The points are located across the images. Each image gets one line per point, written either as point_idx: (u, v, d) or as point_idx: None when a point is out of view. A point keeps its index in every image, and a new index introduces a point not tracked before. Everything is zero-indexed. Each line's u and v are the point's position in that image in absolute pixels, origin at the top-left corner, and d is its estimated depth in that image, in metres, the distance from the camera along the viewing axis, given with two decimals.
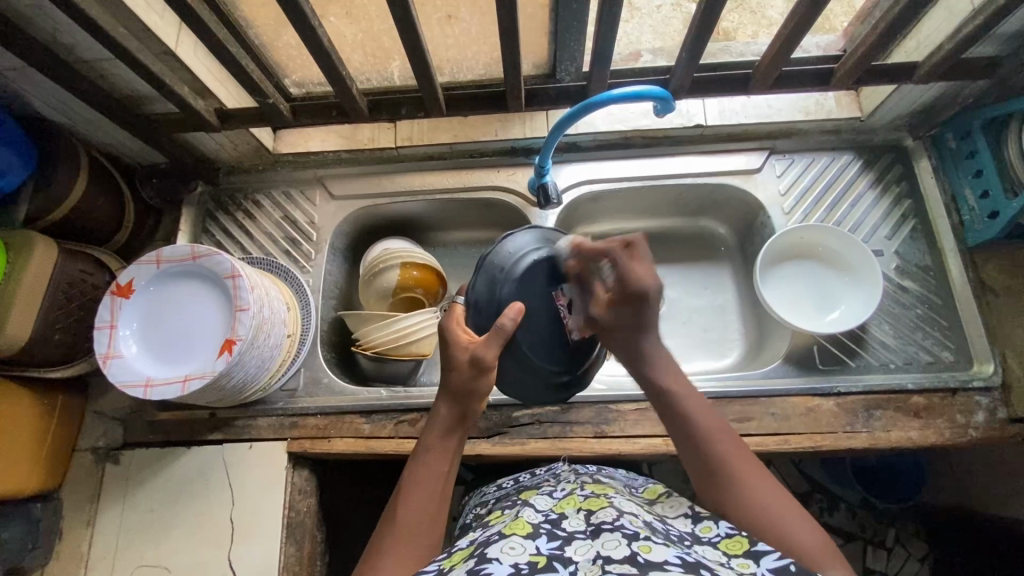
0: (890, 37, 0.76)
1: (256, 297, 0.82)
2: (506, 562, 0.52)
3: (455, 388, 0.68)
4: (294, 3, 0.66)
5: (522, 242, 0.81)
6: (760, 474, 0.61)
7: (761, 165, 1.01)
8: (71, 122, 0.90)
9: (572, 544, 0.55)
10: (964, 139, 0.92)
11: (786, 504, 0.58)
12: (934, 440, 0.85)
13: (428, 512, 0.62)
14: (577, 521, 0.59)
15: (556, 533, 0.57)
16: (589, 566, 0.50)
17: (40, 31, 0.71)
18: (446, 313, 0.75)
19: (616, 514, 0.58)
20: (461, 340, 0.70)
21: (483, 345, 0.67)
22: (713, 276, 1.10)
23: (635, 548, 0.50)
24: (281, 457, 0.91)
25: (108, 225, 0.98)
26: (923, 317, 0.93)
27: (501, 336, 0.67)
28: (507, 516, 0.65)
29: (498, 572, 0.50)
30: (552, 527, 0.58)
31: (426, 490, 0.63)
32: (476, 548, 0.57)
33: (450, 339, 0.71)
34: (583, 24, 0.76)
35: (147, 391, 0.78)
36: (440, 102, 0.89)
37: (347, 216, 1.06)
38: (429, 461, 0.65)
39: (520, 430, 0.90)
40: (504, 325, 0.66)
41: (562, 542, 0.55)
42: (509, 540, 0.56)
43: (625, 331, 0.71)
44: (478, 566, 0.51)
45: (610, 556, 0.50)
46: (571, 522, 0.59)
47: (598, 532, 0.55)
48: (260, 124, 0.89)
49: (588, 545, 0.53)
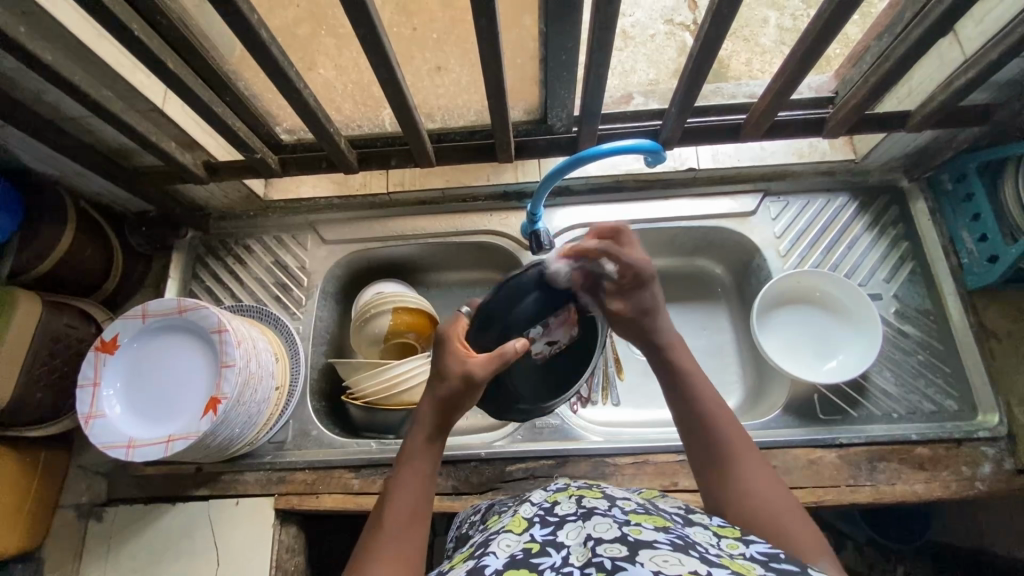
0: (882, 89, 0.75)
1: (242, 351, 0.80)
2: (501, 556, 0.48)
3: (446, 398, 0.65)
4: (278, 68, 0.66)
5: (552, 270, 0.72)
6: (767, 471, 0.60)
7: (755, 208, 1.00)
8: (59, 175, 0.89)
9: (563, 528, 0.51)
10: (960, 182, 0.91)
11: (791, 505, 0.57)
12: (940, 493, 0.83)
13: (410, 519, 0.58)
14: (568, 505, 0.55)
15: (548, 519, 0.53)
16: (581, 549, 0.47)
17: (26, 94, 0.71)
18: (448, 320, 0.71)
19: (610, 503, 0.55)
20: (459, 354, 0.67)
21: (482, 364, 0.65)
22: (710, 317, 1.08)
23: (625, 530, 0.48)
24: (269, 513, 0.89)
25: (97, 276, 0.97)
26: (925, 364, 0.91)
27: (500, 360, 0.64)
28: (502, 516, 0.60)
29: (492, 565, 0.47)
30: (544, 515, 0.54)
31: (411, 497, 0.60)
32: (474, 548, 0.53)
33: (451, 351, 0.67)
34: (574, 74, 0.75)
35: (130, 452, 0.76)
36: (429, 153, 0.89)
37: (338, 261, 1.05)
38: (414, 466, 0.63)
39: (515, 484, 0.87)
40: (508, 352, 0.64)
41: (554, 527, 0.51)
42: (503, 536, 0.52)
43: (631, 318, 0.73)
44: (475, 562, 0.48)
45: (601, 537, 0.47)
46: (563, 506, 0.55)
47: (590, 514, 0.52)
48: (248, 176, 0.89)
49: (579, 528, 0.50)
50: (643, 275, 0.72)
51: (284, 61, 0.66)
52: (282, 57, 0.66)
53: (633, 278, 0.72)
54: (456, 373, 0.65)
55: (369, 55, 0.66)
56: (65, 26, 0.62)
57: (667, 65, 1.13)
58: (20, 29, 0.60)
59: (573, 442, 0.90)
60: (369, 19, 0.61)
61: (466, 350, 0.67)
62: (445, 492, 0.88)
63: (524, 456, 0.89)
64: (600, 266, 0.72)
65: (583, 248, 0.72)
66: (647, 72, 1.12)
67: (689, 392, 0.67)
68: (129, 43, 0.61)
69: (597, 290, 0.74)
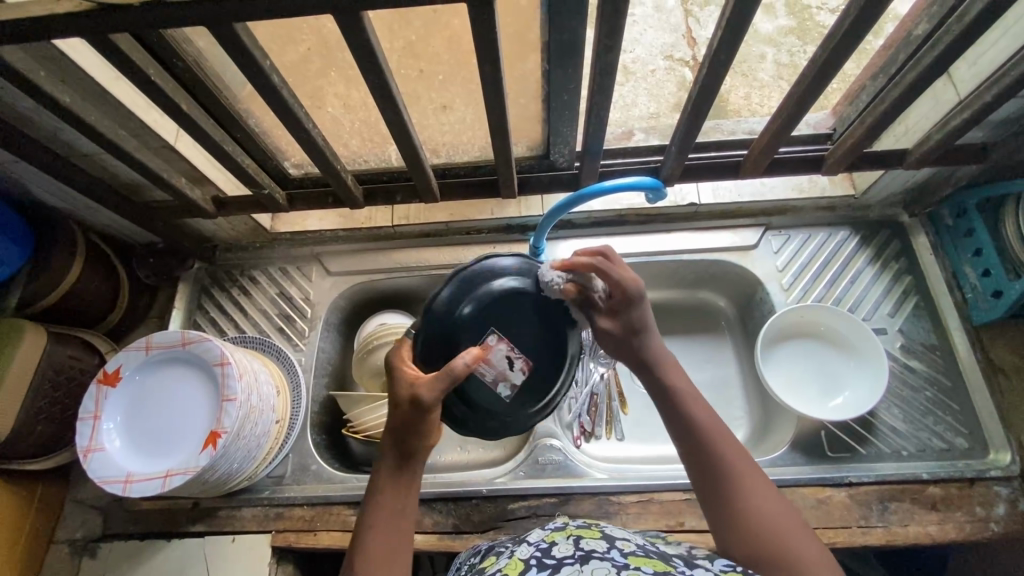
0: (878, 130, 0.77)
1: (244, 385, 0.80)
2: None
3: (395, 426, 0.63)
4: (290, 113, 0.68)
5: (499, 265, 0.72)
6: (775, 493, 0.58)
7: (757, 241, 1.01)
8: (71, 208, 0.91)
9: (560, 571, 0.50)
10: (961, 217, 0.92)
11: (807, 537, 0.55)
12: (954, 535, 0.81)
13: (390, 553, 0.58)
14: (565, 546, 0.54)
15: (545, 562, 0.52)
16: None
17: (44, 133, 0.74)
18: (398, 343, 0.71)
19: (608, 545, 0.54)
20: (407, 378, 0.64)
21: (430, 387, 0.62)
22: (714, 350, 1.07)
23: None
24: (266, 551, 0.87)
25: (103, 307, 0.97)
26: (933, 400, 0.90)
27: (447, 377, 0.62)
28: (499, 558, 0.58)
29: None
30: (541, 557, 0.53)
31: (384, 535, 0.59)
32: None
33: (398, 375, 0.65)
34: (575, 114, 0.76)
35: (127, 487, 0.76)
36: (433, 189, 0.89)
37: (343, 293, 1.05)
38: (382, 499, 0.61)
39: (517, 523, 0.86)
40: (455, 368, 0.62)
41: (550, 571, 0.50)
42: None
43: (619, 335, 0.70)
44: None
45: None
46: (560, 548, 0.53)
47: (588, 559, 0.51)
48: (255, 211, 0.91)
49: (577, 572, 0.49)
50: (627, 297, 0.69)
51: (295, 103, 0.68)
52: (292, 99, 0.67)
53: (619, 299, 0.69)
54: (404, 400, 0.63)
55: (376, 99, 0.68)
56: (85, 70, 0.65)
57: (667, 98, 1.15)
58: (41, 73, 0.62)
59: (575, 480, 0.88)
60: (379, 67, 0.63)
61: (417, 374, 0.65)
62: (446, 531, 0.86)
63: (526, 493, 0.87)
64: (590, 284, 0.70)
65: (575, 265, 0.70)
66: (647, 104, 1.15)
67: (687, 408, 0.64)
68: (144, 86, 0.63)
69: (588, 306, 0.72)
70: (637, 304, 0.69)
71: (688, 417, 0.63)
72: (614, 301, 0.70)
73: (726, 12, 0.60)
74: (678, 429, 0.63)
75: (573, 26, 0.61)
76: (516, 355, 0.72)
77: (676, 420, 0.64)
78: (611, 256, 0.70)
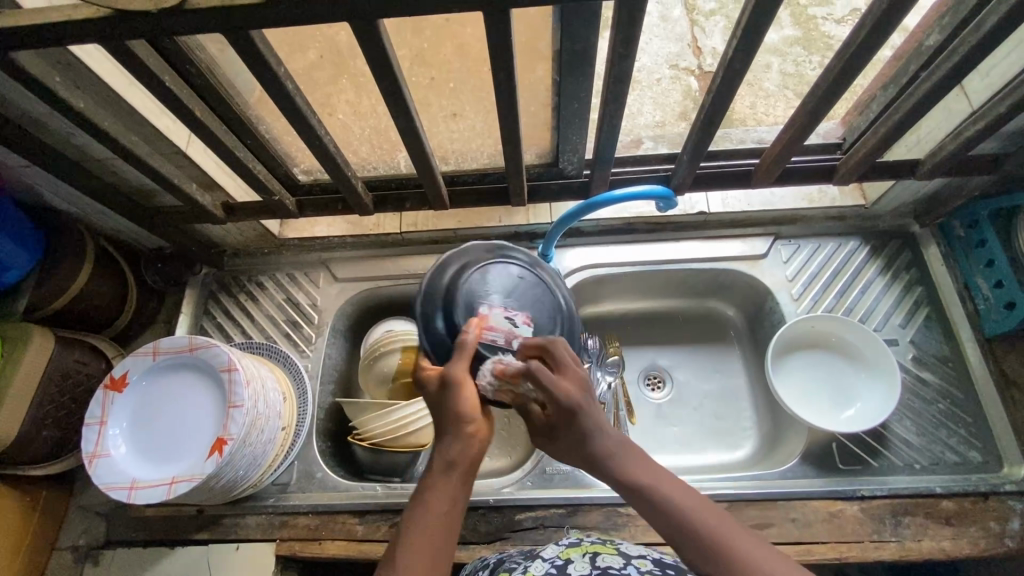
0: (890, 140, 0.76)
1: (251, 392, 0.79)
2: None
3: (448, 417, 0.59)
4: (301, 120, 0.68)
5: (446, 270, 0.74)
6: (766, 549, 0.49)
7: (766, 251, 1.00)
8: (80, 212, 0.91)
9: None
10: (973, 228, 0.92)
11: None
12: (969, 551, 0.79)
13: (429, 566, 0.51)
14: (581, 564, 0.54)
15: None
16: None
17: (56, 138, 0.74)
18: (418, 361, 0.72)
19: (625, 561, 0.54)
20: (434, 369, 0.64)
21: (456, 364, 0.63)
22: (723, 359, 1.07)
23: None
24: (269, 561, 0.86)
25: (110, 311, 0.97)
26: (946, 413, 0.89)
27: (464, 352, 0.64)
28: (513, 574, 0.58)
29: None
30: None
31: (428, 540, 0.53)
32: None
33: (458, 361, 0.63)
34: (585, 122, 0.76)
35: (132, 494, 0.75)
36: (443, 197, 0.89)
37: (350, 299, 1.05)
38: (431, 499, 0.55)
39: (524, 534, 0.85)
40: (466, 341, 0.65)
41: None
42: None
43: (568, 442, 0.58)
44: None
45: None
46: (576, 566, 0.53)
47: None
48: (264, 217, 0.91)
49: None
50: (562, 405, 0.57)
51: (307, 110, 0.68)
52: (305, 105, 0.67)
53: (555, 415, 0.59)
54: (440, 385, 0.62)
55: (388, 107, 0.68)
56: (99, 75, 0.65)
57: (673, 107, 1.16)
58: (55, 78, 0.62)
59: (584, 490, 0.87)
60: (392, 75, 0.62)
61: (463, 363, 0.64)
62: None
63: (534, 504, 0.86)
64: (526, 391, 0.62)
65: (509, 369, 0.64)
66: (654, 113, 1.15)
67: (642, 477, 0.55)
68: (158, 92, 0.63)
69: (529, 416, 0.63)
70: (577, 412, 0.57)
71: (649, 486, 0.54)
72: (546, 418, 0.60)
73: (739, 22, 0.60)
74: (643, 506, 0.54)
75: (586, 35, 0.61)
76: (514, 313, 0.71)
77: (636, 497, 0.54)
78: (554, 353, 0.63)
